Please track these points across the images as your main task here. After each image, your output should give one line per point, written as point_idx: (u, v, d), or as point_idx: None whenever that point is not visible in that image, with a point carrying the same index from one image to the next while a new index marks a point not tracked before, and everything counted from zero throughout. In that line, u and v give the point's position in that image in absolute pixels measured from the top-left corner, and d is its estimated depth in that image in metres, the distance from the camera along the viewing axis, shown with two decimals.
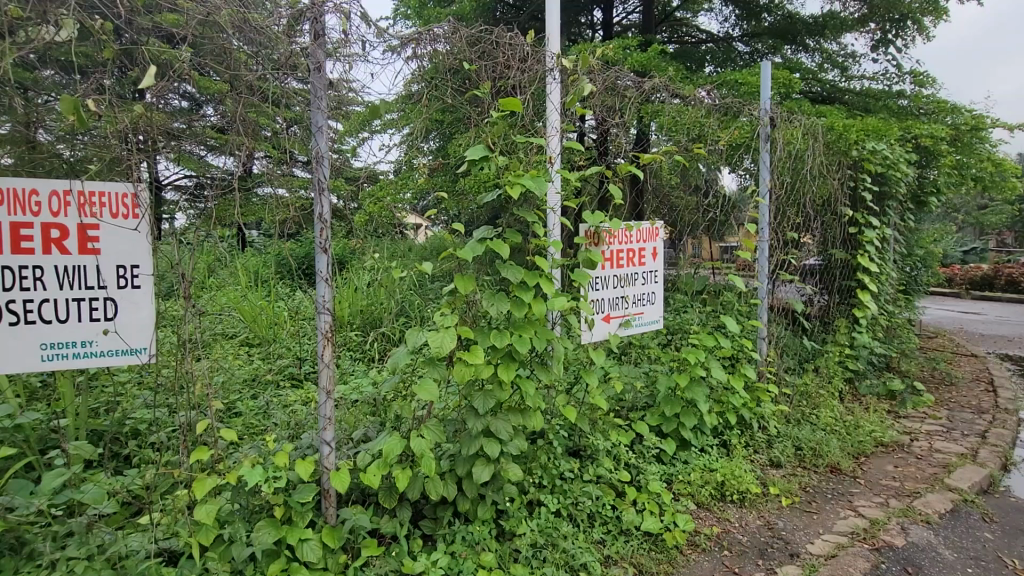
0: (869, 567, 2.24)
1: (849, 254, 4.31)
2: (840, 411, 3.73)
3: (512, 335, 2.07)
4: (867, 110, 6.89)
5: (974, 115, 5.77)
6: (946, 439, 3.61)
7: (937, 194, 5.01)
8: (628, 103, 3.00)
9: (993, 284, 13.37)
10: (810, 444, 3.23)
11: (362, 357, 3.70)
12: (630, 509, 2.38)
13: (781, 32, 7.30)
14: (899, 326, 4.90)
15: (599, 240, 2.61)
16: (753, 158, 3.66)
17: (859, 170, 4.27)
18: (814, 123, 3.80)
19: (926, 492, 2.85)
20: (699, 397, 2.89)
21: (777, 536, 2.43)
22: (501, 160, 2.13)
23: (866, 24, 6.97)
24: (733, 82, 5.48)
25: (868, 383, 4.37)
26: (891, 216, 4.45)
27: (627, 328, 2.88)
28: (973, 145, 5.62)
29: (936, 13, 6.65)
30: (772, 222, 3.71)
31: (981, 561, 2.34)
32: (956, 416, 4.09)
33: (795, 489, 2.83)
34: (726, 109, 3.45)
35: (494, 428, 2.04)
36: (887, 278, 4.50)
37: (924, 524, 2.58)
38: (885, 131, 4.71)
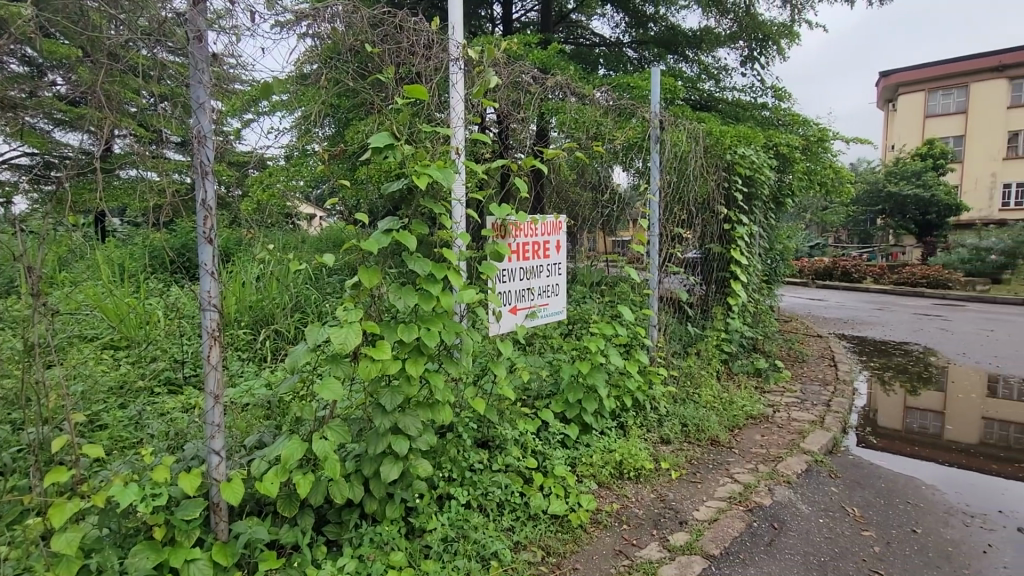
0: (744, 528, 2.52)
1: (724, 248, 4.79)
2: (718, 390, 4.14)
3: (420, 329, 2.04)
4: (737, 119, 7.65)
5: (821, 128, 6.67)
6: (800, 408, 4.18)
7: (792, 196, 5.73)
8: (532, 98, 3.07)
9: (832, 275, 15.66)
10: (695, 421, 3.57)
11: (252, 357, 3.43)
12: (538, 495, 2.45)
13: (665, 42, 7.87)
14: (763, 312, 5.55)
15: (506, 233, 2.64)
16: (644, 158, 3.90)
17: (732, 172, 4.75)
18: (695, 128, 4.15)
19: (787, 456, 3.28)
20: (599, 382, 3.06)
21: (668, 507, 2.65)
22: (407, 149, 2.06)
23: (736, 41, 7.71)
24: (626, 85, 5.82)
25: (739, 362, 4.93)
26: (757, 215, 5.01)
27: (533, 320, 2.95)
28: (819, 154, 6.49)
29: (791, 37, 7.55)
30: (661, 217, 4.00)
31: (830, 511, 2.74)
32: (807, 388, 4.74)
33: (682, 463, 3.11)
34: (622, 111, 3.68)
35: (403, 424, 1.99)
36: (754, 269, 5.07)
37: (785, 484, 2.96)
38: (753, 138, 5.29)
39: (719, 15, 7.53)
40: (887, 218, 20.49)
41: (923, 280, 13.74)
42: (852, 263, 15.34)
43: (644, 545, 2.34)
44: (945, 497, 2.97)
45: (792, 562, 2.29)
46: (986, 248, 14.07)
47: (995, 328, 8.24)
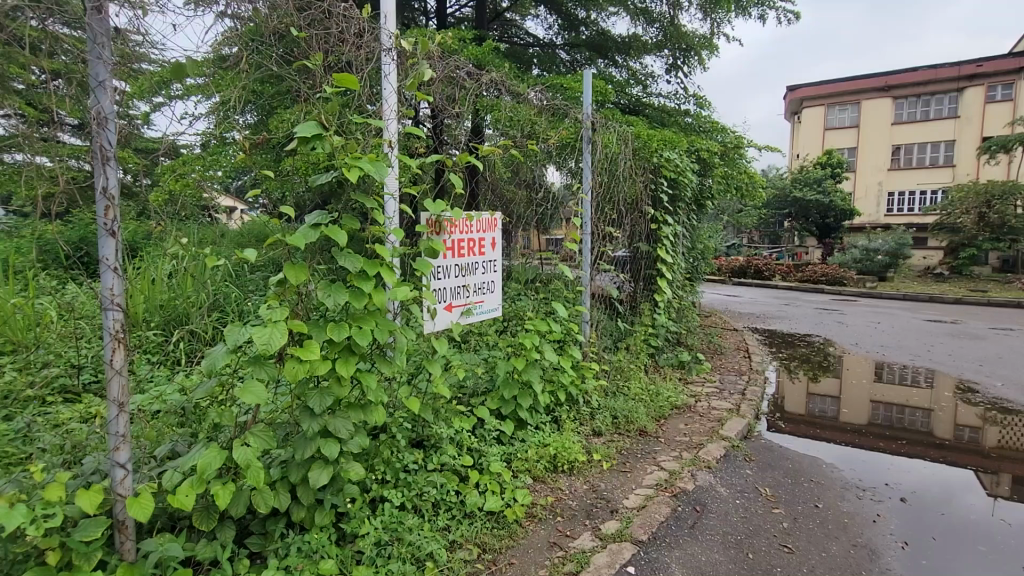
0: (669, 512, 2.65)
1: (651, 247, 5.01)
2: (646, 382, 4.34)
3: (352, 328, 1.96)
4: (663, 124, 8.03)
5: (737, 136, 7.15)
6: (719, 397, 4.46)
7: (712, 199, 6.11)
8: (466, 94, 3.04)
9: (746, 273, 16.85)
10: (625, 412, 3.72)
11: (163, 360, 3.16)
12: (473, 492, 2.45)
13: (596, 46, 8.11)
14: (686, 308, 5.87)
15: (440, 229, 2.61)
16: (577, 159, 3.97)
17: (657, 175, 4.97)
18: (624, 130, 4.30)
19: (708, 443, 3.49)
20: (534, 378, 3.11)
21: (600, 497, 2.74)
22: (336, 140, 1.97)
23: (662, 49, 8.05)
24: (559, 86, 5.94)
25: (664, 356, 5.18)
26: (680, 216, 5.28)
27: (468, 317, 2.94)
28: (736, 160, 6.94)
29: (711, 48, 8.01)
30: (593, 216, 4.11)
31: (745, 492, 2.95)
32: (725, 379, 5.07)
33: (612, 453, 3.22)
34: (555, 111, 3.74)
35: (333, 427, 1.91)
36: (678, 267, 5.34)
37: (706, 469, 3.15)
38: (677, 143, 5.57)
39: (646, 23, 7.84)
40: (793, 221, 22.32)
41: (823, 277, 15.10)
42: (764, 262, 16.59)
43: (578, 535, 2.40)
44: (842, 473, 3.28)
45: (712, 542, 2.44)
46: (874, 249, 15.69)
47: (881, 321, 9.21)
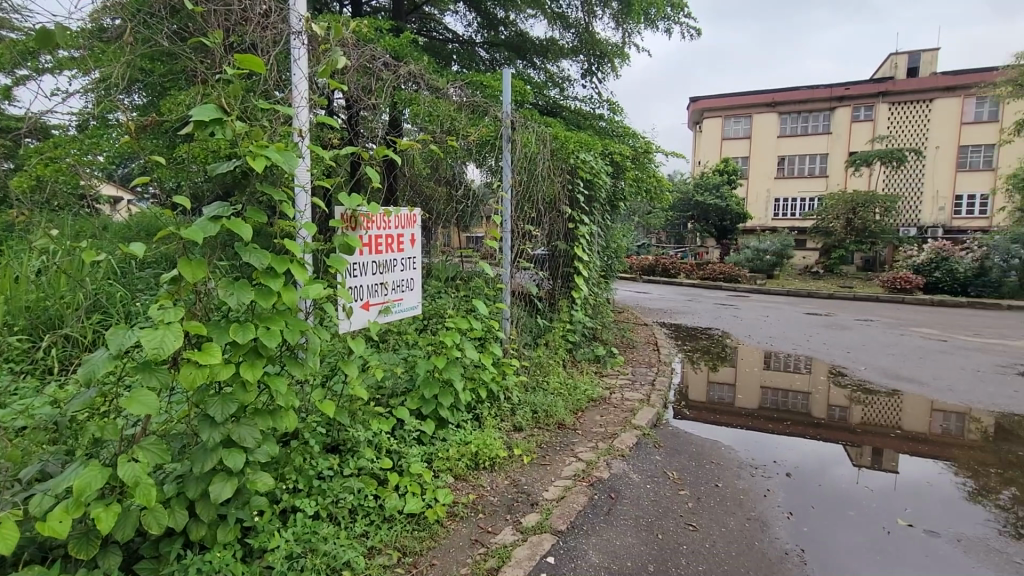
0: (586, 501, 2.74)
1: (568, 245, 5.16)
2: (564, 376, 4.47)
3: (258, 328, 1.83)
4: (579, 127, 8.30)
5: (647, 141, 7.55)
6: (631, 389, 4.70)
7: (624, 200, 6.41)
8: (383, 86, 2.95)
9: (655, 271, 17.92)
10: (544, 406, 3.81)
11: (31, 369, 2.78)
12: (393, 495, 2.39)
13: (515, 46, 8.21)
14: (601, 304, 6.12)
15: (356, 224, 2.51)
16: (496, 157, 3.99)
17: (574, 176, 5.12)
18: (543, 131, 4.38)
19: (621, 433, 3.66)
20: (455, 376, 3.08)
21: (521, 491, 2.78)
22: (239, 126, 1.82)
23: (578, 54, 8.34)
24: (479, 83, 5.94)
25: (581, 350, 5.37)
26: (595, 216, 5.49)
27: (386, 315, 2.85)
28: (646, 164, 7.33)
29: (623, 57, 8.38)
30: (513, 214, 4.15)
31: (654, 477, 3.12)
32: (637, 371, 5.36)
33: (533, 447, 3.28)
34: (474, 108, 3.73)
35: (237, 436, 1.77)
36: (593, 265, 5.54)
37: (620, 457, 3.31)
38: (592, 145, 5.77)
39: (562, 28, 8.05)
40: (696, 223, 24.03)
41: (722, 275, 16.40)
42: (670, 260, 17.71)
43: (499, 530, 2.41)
44: (739, 454, 3.58)
45: (625, 527, 2.56)
46: (764, 249, 17.28)
47: (770, 314, 10.17)
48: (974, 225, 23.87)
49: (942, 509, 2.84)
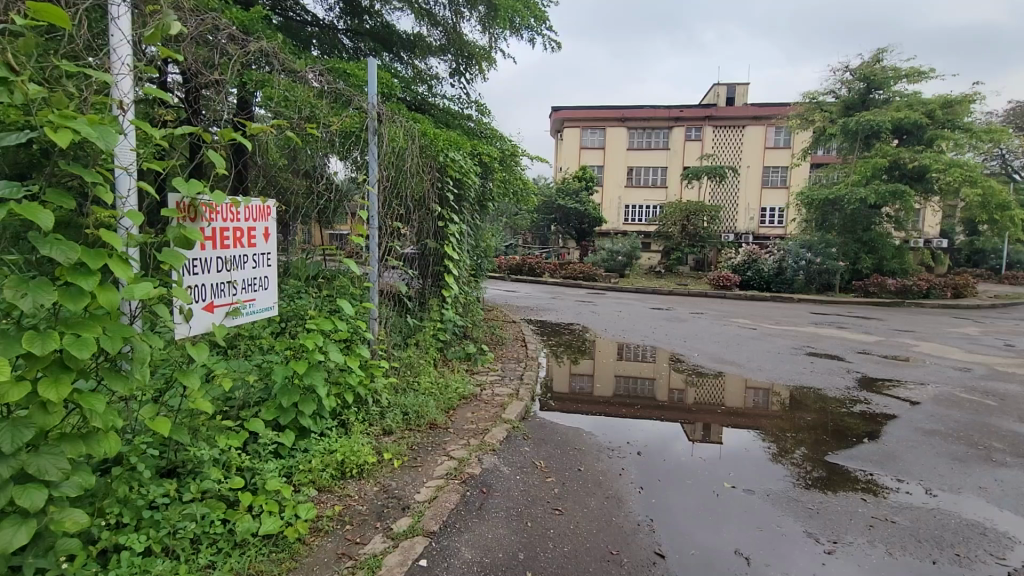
0: (458, 499, 2.75)
1: (438, 244, 5.12)
2: (435, 376, 4.43)
3: (64, 337, 1.52)
4: (447, 125, 8.30)
5: (514, 144, 7.79)
6: (501, 384, 4.83)
7: (492, 200, 6.54)
8: (229, 63, 2.63)
9: (522, 270, 18.64)
10: (415, 407, 3.75)
11: None
12: (246, 517, 2.15)
13: (381, 38, 7.93)
14: (472, 303, 6.18)
15: (196, 215, 2.21)
16: (362, 150, 3.79)
17: (443, 174, 5.07)
18: (411, 126, 4.26)
19: (492, 427, 3.74)
20: (317, 382, 2.86)
21: (391, 496, 2.69)
22: (33, 89, 1.49)
23: (446, 53, 8.33)
24: (341, 71, 5.63)
25: (452, 349, 5.38)
26: (464, 215, 5.53)
27: (234, 318, 2.56)
28: (512, 166, 7.57)
29: (490, 61, 8.55)
30: (380, 211, 3.97)
31: (524, 468, 3.24)
32: (506, 367, 5.51)
33: (403, 450, 3.20)
34: (336, 96, 3.47)
35: (35, 469, 1.44)
36: (463, 264, 5.57)
37: (491, 452, 3.37)
38: (461, 144, 5.79)
39: (430, 25, 7.97)
40: (558, 225, 25.49)
41: (582, 274, 17.60)
42: (536, 260, 18.54)
43: (368, 540, 2.31)
44: (598, 439, 3.87)
45: (497, 519, 2.61)
46: (617, 251, 18.92)
47: (623, 309, 11.16)
48: (776, 232, 28.70)
49: (756, 470, 3.37)
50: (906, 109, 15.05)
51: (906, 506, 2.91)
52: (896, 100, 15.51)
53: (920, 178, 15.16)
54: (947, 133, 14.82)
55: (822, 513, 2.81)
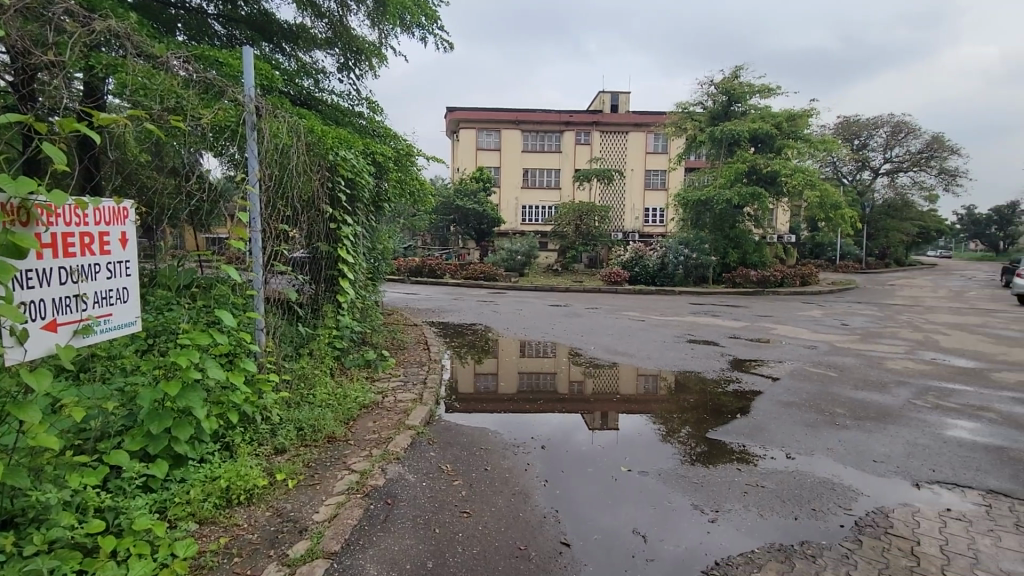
0: (362, 514, 2.63)
1: (330, 247, 4.86)
2: (331, 387, 4.20)
3: None
4: (337, 123, 7.91)
5: (408, 144, 7.62)
6: (403, 390, 4.71)
7: (388, 201, 6.35)
8: (70, 44, 2.30)
9: (422, 272, 18.34)
10: (310, 422, 3.53)
11: None
12: (110, 565, 1.87)
13: (258, 26, 7.33)
14: (370, 307, 5.96)
15: (29, 219, 1.89)
16: (239, 147, 3.48)
17: (334, 173, 4.81)
18: (295, 122, 3.98)
19: (395, 435, 3.63)
20: (195, 404, 2.56)
21: (286, 519, 2.50)
22: None
23: (332, 46, 7.93)
24: (212, 59, 5.13)
25: (350, 357, 5.14)
26: (359, 216, 5.30)
27: (85, 338, 2.21)
28: (408, 166, 7.40)
29: (380, 58, 8.29)
30: (263, 213, 3.67)
31: (430, 473, 3.17)
32: (408, 371, 5.38)
33: (299, 468, 2.99)
34: (205, 86, 3.13)
35: None
36: (359, 268, 5.35)
37: (395, 461, 3.27)
38: (352, 143, 5.54)
39: (313, 16, 7.54)
40: (456, 226, 25.43)
41: (482, 275, 17.73)
42: (436, 262, 18.33)
43: (260, 571, 2.13)
44: (503, 437, 3.91)
45: (404, 530, 2.54)
46: (516, 251, 19.32)
47: (523, 308, 11.40)
48: (658, 231, 31.11)
49: (649, 452, 3.62)
50: (760, 121, 17.05)
51: (774, 471, 3.29)
52: (751, 113, 17.52)
53: (773, 182, 17.29)
54: (792, 143, 17.04)
55: (706, 486, 3.10)
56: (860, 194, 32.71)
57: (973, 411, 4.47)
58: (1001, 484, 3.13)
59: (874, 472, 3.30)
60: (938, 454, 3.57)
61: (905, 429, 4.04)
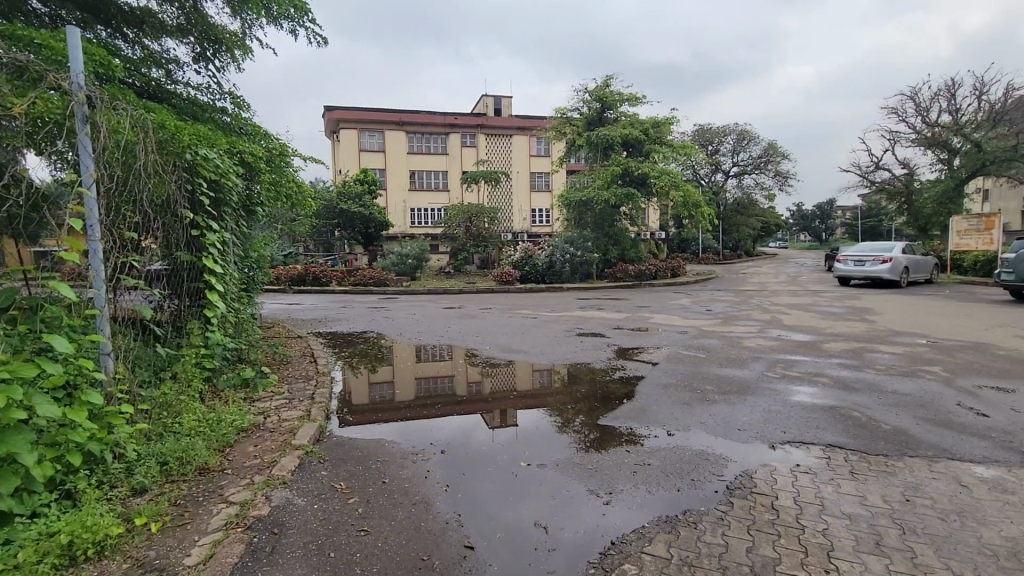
0: (243, 549, 2.39)
1: (193, 256, 4.35)
2: (202, 412, 3.75)
3: None
4: (195, 119, 7.13)
5: (281, 143, 7.09)
6: (288, 408, 4.36)
7: (261, 205, 5.85)
8: None
9: (305, 280, 17.19)
10: (176, 454, 3.13)
11: None
12: None
13: (91, 6, 6.33)
14: (245, 321, 5.44)
15: None
16: (69, 143, 2.98)
17: (194, 174, 4.29)
18: (142, 116, 3.50)
19: (280, 458, 3.34)
20: (22, 448, 2.14)
21: (149, 570, 2.19)
22: None
23: (186, 34, 7.12)
24: (27, 40, 4.34)
25: (224, 377, 4.63)
26: (227, 221, 4.80)
27: None
28: (282, 167, 6.86)
29: (243, 49, 7.61)
30: (104, 218, 3.17)
31: (321, 494, 2.97)
32: (293, 388, 5.00)
33: (164, 509, 2.64)
34: (16, 68, 2.68)
35: None
36: (230, 278, 4.86)
37: (281, 486, 3.01)
38: (214, 140, 5.00)
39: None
40: (341, 230, 24.21)
41: (371, 280, 17.09)
42: (320, 269, 17.28)
43: None
44: (400, 446, 3.78)
45: (293, 560, 2.34)
46: (407, 254, 18.90)
47: (416, 312, 11.13)
48: (544, 231, 32.26)
49: (546, 445, 3.72)
50: (630, 127, 18.45)
51: (657, 449, 3.57)
52: (622, 119, 18.86)
53: (644, 183, 18.79)
54: (658, 148, 18.64)
55: (599, 470, 3.26)
56: (716, 194, 36.75)
57: (811, 378, 5.22)
58: (835, 438, 3.69)
59: (739, 439, 3.72)
60: (788, 418, 4.11)
61: (761, 398, 4.60)
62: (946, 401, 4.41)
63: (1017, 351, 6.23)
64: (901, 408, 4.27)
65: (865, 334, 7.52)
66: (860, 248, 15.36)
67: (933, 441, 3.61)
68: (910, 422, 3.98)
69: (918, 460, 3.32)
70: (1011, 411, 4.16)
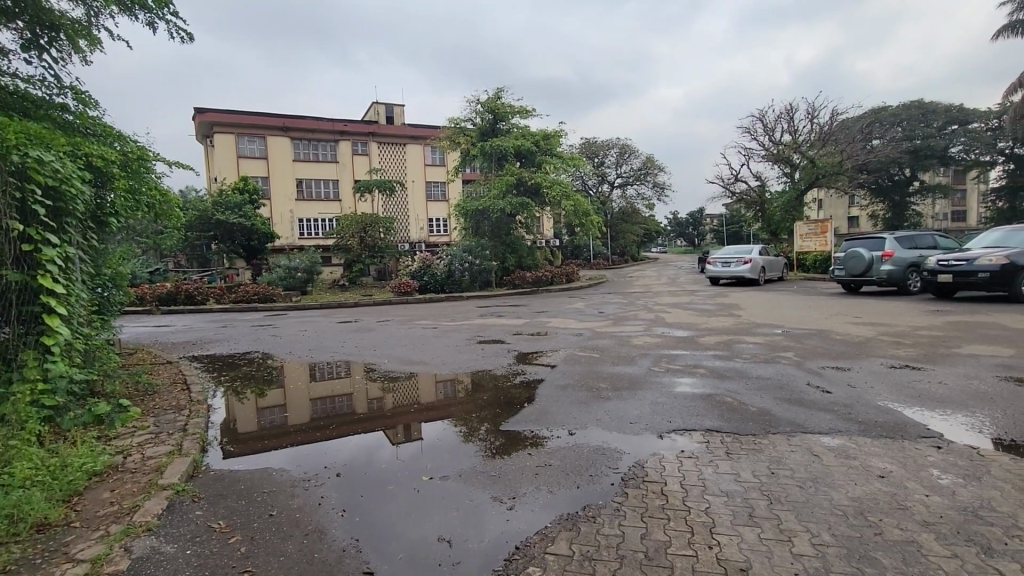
0: None
1: (23, 274, 3.69)
2: (42, 458, 3.18)
3: None
4: (25, 115, 6.13)
5: (140, 147, 6.27)
6: (154, 443, 3.85)
7: (117, 216, 5.14)
8: None
9: (176, 299, 15.34)
10: (4, 512, 2.61)
11: None
12: None
13: None
14: (97, 347, 4.71)
15: None
16: None
17: (24, 180, 3.69)
18: None
19: (143, 502, 2.93)
20: None
21: None
22: None
23: (12, 19, 6.13)
24: None
25: (70, 415, 3.96)
26: (71, 233, 4.12)
27: None
28: (142, 173, 6.02)
29: (90, 40, 6.72)
30: None
31: (196, 537, 2.65)
32: (161, 420, 4.43)
33: None
34: None
35: None
36: (77, 298, 4.17)
37: (145, 534, 2.63)
38: (51, 139, 4.26)
39: None
40: (219, 243, 22.05)
41: (255, 296, 15.79)
42: (194, 286, 15.57)
43: None
44: (291, 473, 3.50)
45: None
46: (295, 267, 17.73)
47: (307, 328, 10.44)
48: (442, 240, 32.01)
49: (449, 456, 3.66)
50: (522, 138, 18.97)
51: (558, 449, 3.67)
52: (514, 131, 19.38)
53: (537, 193, 19.42)
54: (548, 159, 19.38)
55: (502, 477, 3.26)
56: (603, 203, 39.08)
57: (691, 370, 5.71)
58: (713, 423, 4.06)
59: (631, 432, 3.95)
60: (673, 408, 4.45)
61: (650, 392, 4.94)
62: (799, 382, 5.05)
63: (849, 335, 7.34)
64: (764, 391, 4.82)
65: (734, 327, 8.40)
66: (726, 251, 17.15)
67: (790, 417, 4.12)
68: (772, 402, 4.51)
69: (779, 435, 3.76)
70: (847, 386, 4.87)
